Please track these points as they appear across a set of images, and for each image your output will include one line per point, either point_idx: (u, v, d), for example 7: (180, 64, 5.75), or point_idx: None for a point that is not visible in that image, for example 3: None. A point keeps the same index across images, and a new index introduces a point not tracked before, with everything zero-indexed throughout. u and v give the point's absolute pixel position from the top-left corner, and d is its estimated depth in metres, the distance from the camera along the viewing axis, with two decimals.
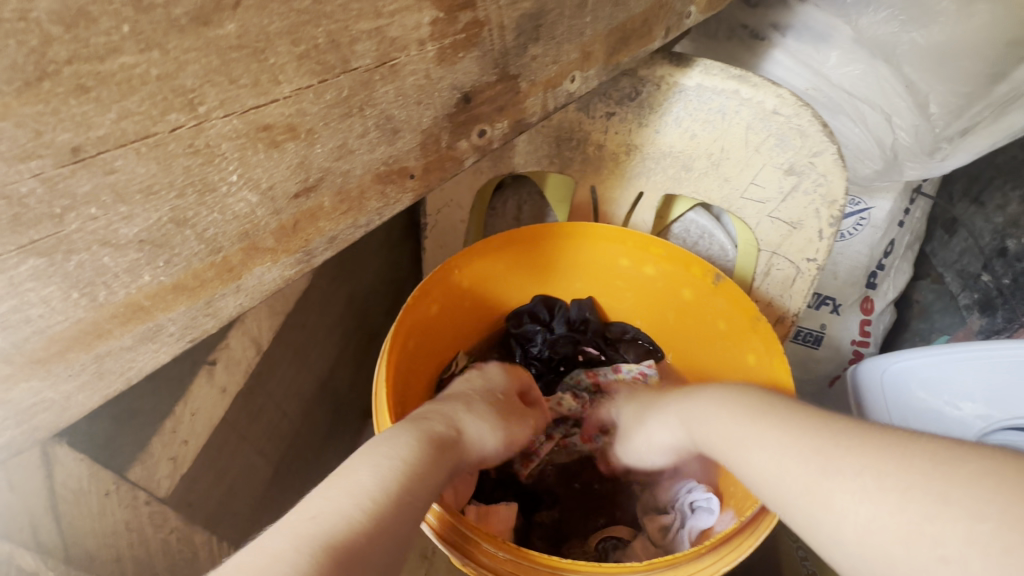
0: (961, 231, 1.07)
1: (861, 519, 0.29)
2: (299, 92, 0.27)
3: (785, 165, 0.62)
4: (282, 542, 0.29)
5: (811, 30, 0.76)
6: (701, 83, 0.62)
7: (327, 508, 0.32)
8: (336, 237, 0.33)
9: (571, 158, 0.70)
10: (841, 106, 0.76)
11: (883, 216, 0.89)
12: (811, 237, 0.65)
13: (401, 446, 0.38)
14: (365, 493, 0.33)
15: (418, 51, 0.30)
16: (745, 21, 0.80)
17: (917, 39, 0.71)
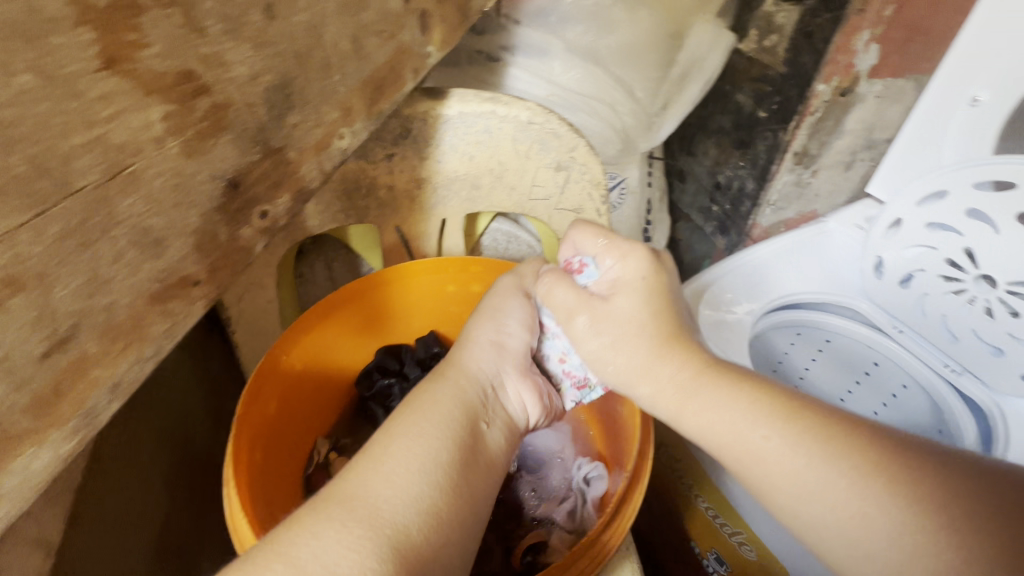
0: (692, 178, 1.39)
1: (786, 479, 0.41)
2: (11, 233, 0.28)
3: (553, 164, 0.71)
4: (338, 506, 0.41)
5: (532, 47, 0.88)
6: (461, 111, 0.66)
7: (377, 482, 0.43)
8: (118, 383, 0.36)
9: (366, 206, 0.70)
10: (575, 103, 0.91)
11: (636, 183, 1.08)
12: (594, 216, 0.75)
13: (448, 405, 0.51)
14: (409, 460, 0.45)
15: (158, 150, 0.33)
16: (479, 47, 0.89)
17: (610, 44, 0.88)
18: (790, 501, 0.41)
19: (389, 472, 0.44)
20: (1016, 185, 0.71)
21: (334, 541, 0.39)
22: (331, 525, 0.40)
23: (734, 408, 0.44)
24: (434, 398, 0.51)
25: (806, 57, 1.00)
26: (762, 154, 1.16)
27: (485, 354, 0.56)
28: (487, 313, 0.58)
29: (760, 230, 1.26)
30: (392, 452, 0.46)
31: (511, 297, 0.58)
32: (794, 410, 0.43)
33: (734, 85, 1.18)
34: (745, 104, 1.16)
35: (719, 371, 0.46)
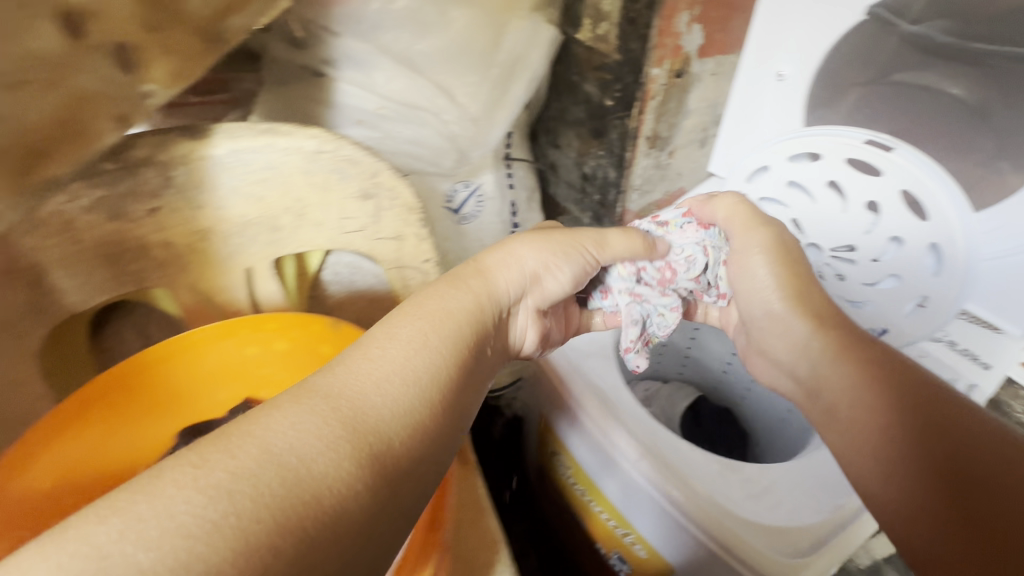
0: (562, 171, 1.37)
1: (832, 407, 0.57)
2: None
3: (358, 193, 0.65)
4: (309, 403, 0.35)
5: (353, 57, 0.83)
6: (232, 148, 0.58)
7: (365, 384, 0.38)
8: None
9: (141, 269, 0.60)
10: (407, 115, 0.88)
11: (491, 187, 1.05)
12: (417, 241, 0.69)
13: (454, 310, 0.49)
14: (406, 362, 0.41)
15: None
16: (303, 62, 0.84)
17: (425, 49, 0.83)
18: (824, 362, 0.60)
19: (386, 367, 0.39)
20: (823, 156, 0.73)
21: (312, 434, 0.33)
22: (304, 421, 0.34)
23: (797, 330, 0.62)
24: (438, 305, 0.49)
25: (635, 43, 1.00)
26: (616, 143, 1.15)
27: (510, 275, 0.56)
28: (548, 241, 0.61)
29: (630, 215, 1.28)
30: (387, 354, 0.41)
31: (574, 243, 0.62)
32: (834, 337, 0.61)
33: (579, 74, 1.16)
34: (593, 94, 1.15)
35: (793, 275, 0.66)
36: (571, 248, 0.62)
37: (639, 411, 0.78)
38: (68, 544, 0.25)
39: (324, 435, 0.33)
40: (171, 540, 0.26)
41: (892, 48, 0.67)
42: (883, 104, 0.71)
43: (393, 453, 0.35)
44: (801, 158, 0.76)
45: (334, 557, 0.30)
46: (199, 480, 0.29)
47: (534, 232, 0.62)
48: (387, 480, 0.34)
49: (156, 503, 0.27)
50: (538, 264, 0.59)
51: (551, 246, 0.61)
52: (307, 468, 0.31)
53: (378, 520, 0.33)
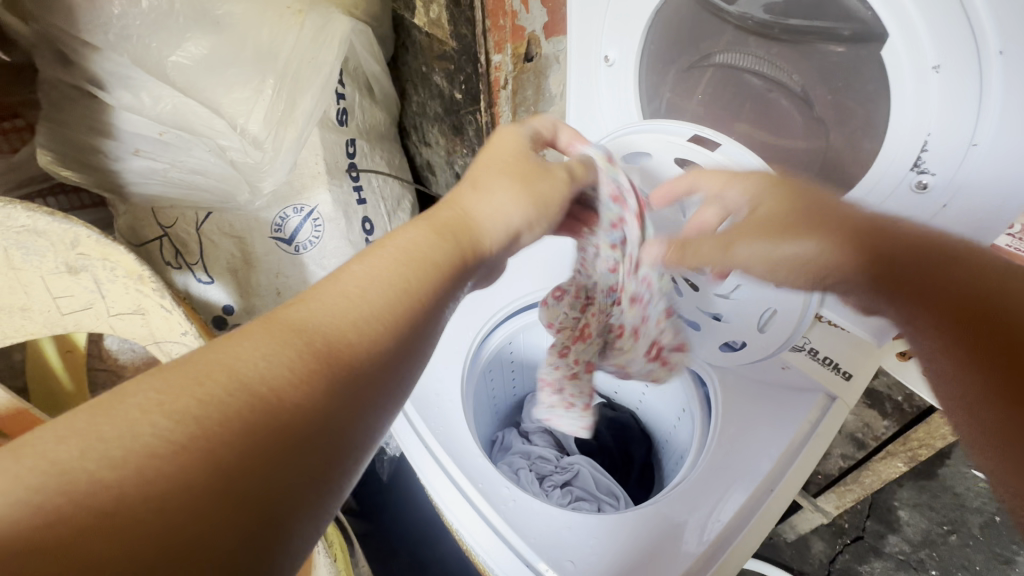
0: (437, 169, 1.23)
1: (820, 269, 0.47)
2: None
3: (63, 267, 0.51)
4: (263, 335, 0.32)
5: (115, 76, 0.68)
6: None
7: (353, 298, 0.37)
8: None
9: None
10: (189, 142, 0.73)
11: (331, 208, 0.90)
12: (164, 312, 0.55)
13: (423, 240, 0.43)
14: (364, 295, 0.37)
15: None
16: (70, 81, 0.70)
17: (181, 60, 0.67)
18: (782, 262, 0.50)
19: (349, 300, 0.36)
20: (653, 155, 0.63)
21: (266, 368, 0.31)
22: (262, 355, 0.31)
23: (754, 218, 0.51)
24: (416, 228, 0.44)
25: (464, 28, 0.86)
26: (475, 140, 1.03)
27: (493, 207, 0.49)
28: (532, 182, 0.51)
29: None
30: (347, 289, 0.37)
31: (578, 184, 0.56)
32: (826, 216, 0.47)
33: (427, 65, 1.02)
34: (443, 88, 1.01)
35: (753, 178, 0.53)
36: (553, 203, 0.53)
37: (485, 466, 0.68)
38: (27, 458, 0.24)
39: (243, 375, 0.30)
40: (136, 457, 0.25)
41: (728, 40, 0.62)
42: (717, 95, 0.67)
43: (332, 388, 0.32)
44: (635, 158, 0.66)
45: (243, 506, 0.27)
46: (161, 404, 0.27)
47: (520, 158, 0.53)
48: (305, 436, 0.30)
49: (120, 422, 0.26)
50: (525, 220, 0.50)
51: (512, 196, 0.50)
52: (265, 391, 0.30)
53: (296, 473, 0.29)
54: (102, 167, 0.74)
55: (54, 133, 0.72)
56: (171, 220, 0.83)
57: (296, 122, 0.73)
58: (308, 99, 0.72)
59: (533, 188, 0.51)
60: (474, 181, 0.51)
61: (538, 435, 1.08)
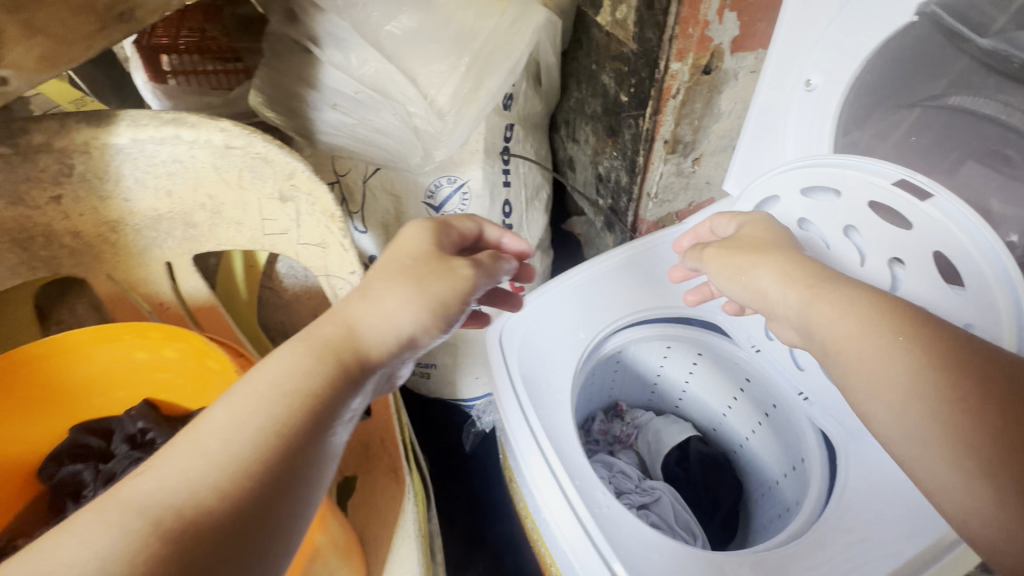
0: (579, 167, 1.25)
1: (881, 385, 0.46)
2: None
3: (276, 195, 0.59)
4: (122, 509, 0.32)
5: (333, 36, 0.77)
6: (134, 138, 0.53)
7: (231, 436, 0.37)
8: None
9: (55, 256, 0.59)
10: (379, 103, 0.78)
11: (480, 184, 0.95)
12: (341, 251, 0.62)
13: (285, 362, 0.42)
14: (224, 445, 0.36)
15: None
16: (293, 36, 0.79)
17: (394, 30, 0.76)
18: (877, 388, 0.46)
19: (222, 438, 0.37)
20: (842, 192, 0.58)
21: (111, 545, 0.30)
22: (113, 539, 0.30)
23: (856, 309, 0.49)
24: (275, 359, 0.43)
25: (651, 31, 0.85)
26: (630, 145, 1.02)
27: (398, 307, 0.48)
28: (427, 290, 0.50)
29: (647, 224, 1.16)
30: (206, 442, 0.36)
31: (439, 306, 0.51)
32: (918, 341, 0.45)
33: (598, 63, 1.03)
34: (609, 88, 1.02)
35: (843, 286, 0.52)
36: (446, 302, 0.51)
37: (579, 461, 0.69)
38: None
39: (126, 520, 0.31)
40: None
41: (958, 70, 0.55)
42: (933, 136, 0.60)
43: (208, 544, 0.32)
44: (817, 193, 0.62)
45: None
46: None
47: (416, 262, 0.52)
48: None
49: None
50: (417, 326, 0.49)
51: (374, 318, 0.48)
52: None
53: (237, 567, 0.33)
54: (302, 114, 0.82)
55: (270, 79, 0.81)
56: (345, 169, 0.91)
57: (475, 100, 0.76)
58: (492, 79, 0.74)
59: (370, 328, 0.47)
60: (409, 271, 0.53)
61: (624, 452, 1.06)
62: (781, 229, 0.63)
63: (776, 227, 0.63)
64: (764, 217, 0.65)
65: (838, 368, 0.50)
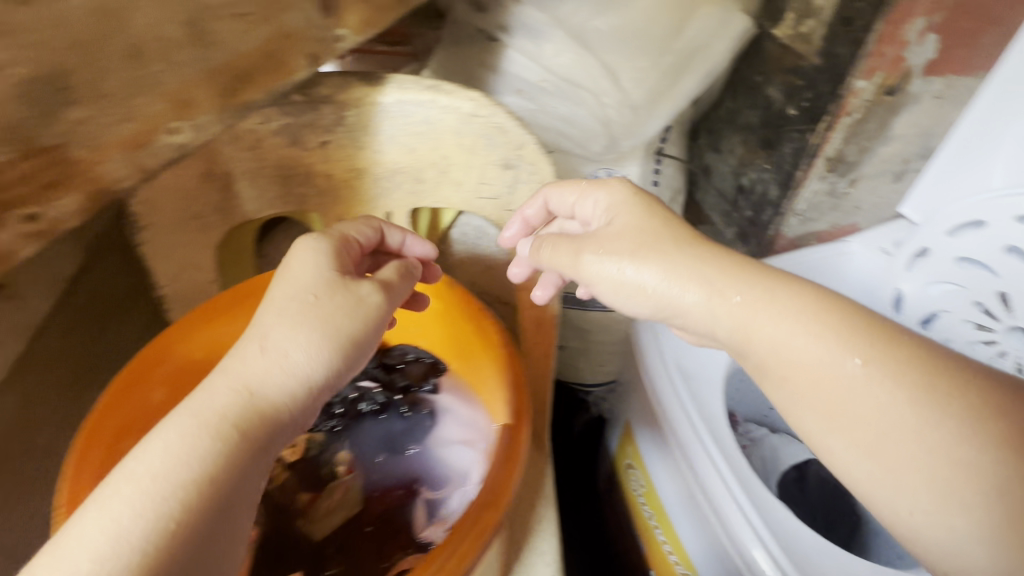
0: (715, 177, 1.25)
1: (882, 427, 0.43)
2: None
3: (501, 161, 0.65)
4: (96, 531, 0.35)
5: (528, 28, 0.81)
6: (399, 99, 0.62)
7: (165, 478, 0.37)
8: None
9: (304, 193, 0.67)
10: (566, 93, 0.83)
11: (636, 180, 0.98)
12: (544, 220, 0.68)
13: (213, 401, 0.42)
14: (164, 478, 0.37)
15: None
16: (481, 26, 0.84)
17: (601, 25, 0.78)
18: (840, 424, 0.44)
19: (148, 475, 0.37)
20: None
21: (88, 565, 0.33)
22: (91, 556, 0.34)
23: (807, 329, 0.46)
24: (184, 407, 0.41)
25: (844, 47, 0.85)
26: (787, 158, 1.02)
27: (282, 337, 0.45)
28: (321, 315, 0.47)
29: (785, 241, 1.14)
30: (136, 479, 0.37)
31: (328, 316, 0.47)
32: (936, 401, 0.42)
33: (765, 76, 1.04)
34: (775, 100, 1.02)
35: (840, 315, 0.46)
36: (341, 330, 0.47)
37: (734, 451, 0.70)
38: None
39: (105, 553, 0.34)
40: None
41: None
42: None
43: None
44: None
45: None
46: None
47: (322, 293, 0.48)
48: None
49: None
50: (309, 360, 0.45)
51: (281, 335, 0.45)
52: None
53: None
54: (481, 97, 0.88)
55: (455, 66, 0.88)
56: None
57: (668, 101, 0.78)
58: (691, 78, 0.78)
59: (295, 346, 0.45)
60: (248, 335, 0.46)
61: None
62: (643, 251, 0.51)
63: (646, 250, 0.51)
64: (623, 222, 0.55)
65: (783, 392, 0.47)
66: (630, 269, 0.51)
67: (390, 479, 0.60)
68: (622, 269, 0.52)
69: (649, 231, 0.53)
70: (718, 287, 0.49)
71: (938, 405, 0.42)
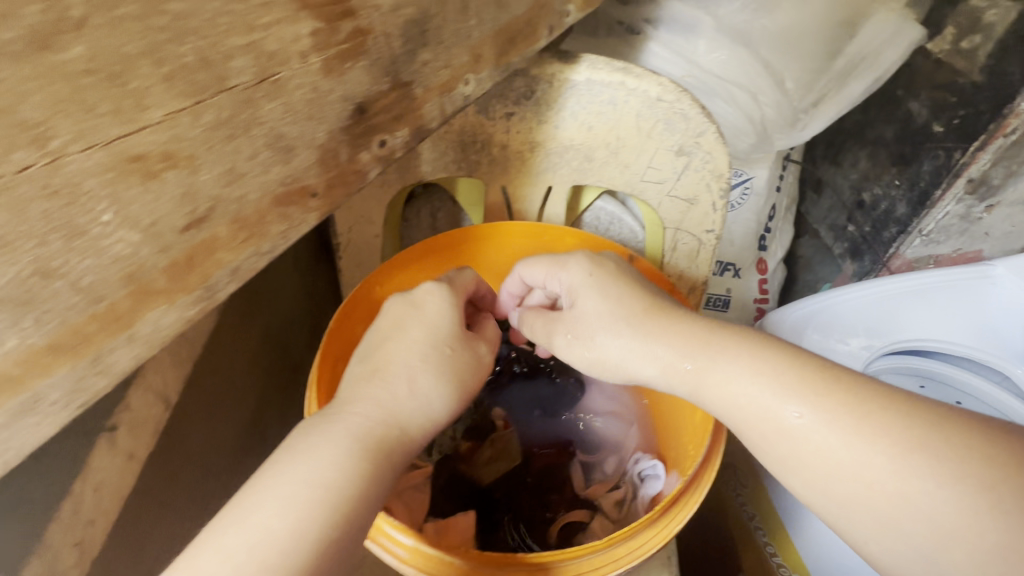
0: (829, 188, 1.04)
1: (899, 509, 0.26)
2: (172, 116, 0.21)
3: (675, 147, 0.66)
4: None
5: (679, 24, 0.75)
6: (589, 78, 0.64)
7: (259, 551, 0.26)
8: (240, 269, 0.26)
9: (478, 160, 0.70)
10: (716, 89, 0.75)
11: (763, 184, 0.89)
12: (706, 210, 0.70)
13: (342, 437, 0.31)
14: (253, 563, 0.26)
15: (302, 64, 0.25)
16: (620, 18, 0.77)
17: (766, 26, 0.74)
18: (857, 490, 0.27)
19: (241, 547, 0.26)
20: None
21: None
22: None
23: (745, 371, 0.32)
24: (297, 440, 0.31)
25: (1015, 66, 0.70)
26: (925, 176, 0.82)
27: (412, 375, 0.35)
28: (436, 357, 0.37)
29: (901, 262, 0.89)
30: (231, 551, 0.26)
31: (454, 340, 0.39)
32: (903, 445, 0.27)
33: (908, 91, 0.86)
34: (918, 114, 0.84)
35: (800, 367, 0.31)
36: (458, 366, 0.38)
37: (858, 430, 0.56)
38: None
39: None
40: None
41: None
42: None
43: None
44: None
45: None
46: None
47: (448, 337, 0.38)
48: None
49: None
50: (433, 396, 0.35)
51: (403, 370, 0.35)
52: None
53: None
54: None
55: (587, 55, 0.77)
56: None
57: (835, 99, 0.78)
58: (860, 83, 0.77)
59: (378, 382, 0.34)
60: (378, 371, 0.36)
61: None
62: (726, 339, 0.34)
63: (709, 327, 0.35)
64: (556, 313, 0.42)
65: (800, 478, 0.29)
66: (657, 368, 0.35)
67: (545, 440, 0.63)
68: (660, 368, 0.35)
69: (617, 300, 0.38)
70: (748, 344, 0.33)
71: (951, 433, 0.26)
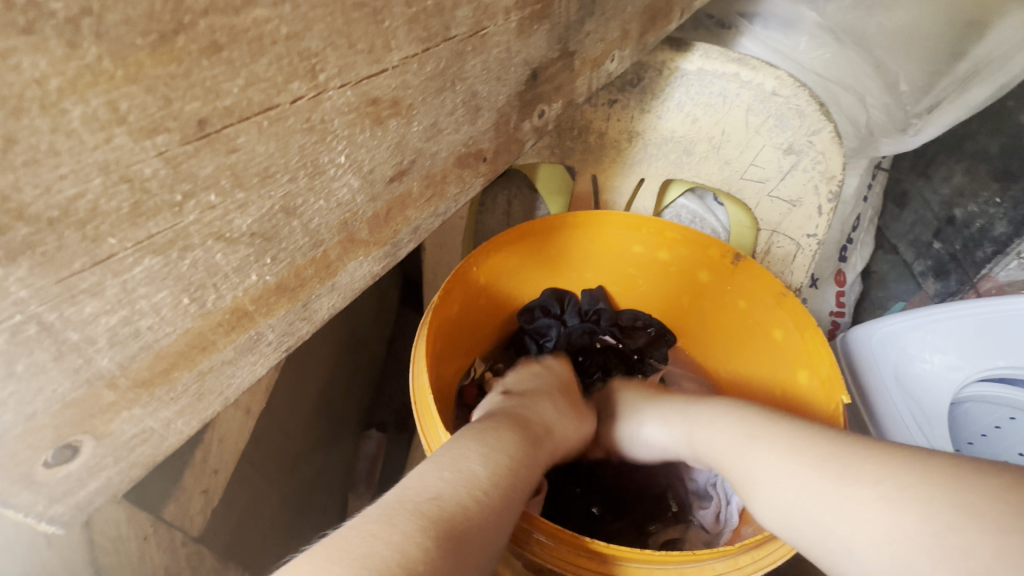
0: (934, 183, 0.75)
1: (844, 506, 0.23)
2: (406, 61, 0.20)
3: (784, 145, 0.60)
4: (362, 537, 0.24)
5: (778, 18, 0.62)
6: (701, 68, 0.58)
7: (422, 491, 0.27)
8: (420, 227, 0.26)
9: (573, 147, 0.65)
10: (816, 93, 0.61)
11: (851, 192, 0.71)
12: (810, 214, 0.62)
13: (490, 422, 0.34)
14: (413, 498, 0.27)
15: (503, 21, 0.25)
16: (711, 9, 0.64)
17: (884, 23, 0.61)
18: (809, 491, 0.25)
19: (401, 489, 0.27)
20: None
21: None
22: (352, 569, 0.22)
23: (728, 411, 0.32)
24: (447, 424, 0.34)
25: None
26: None
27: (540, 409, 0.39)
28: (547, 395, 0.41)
29: (992, 285, 0.69)
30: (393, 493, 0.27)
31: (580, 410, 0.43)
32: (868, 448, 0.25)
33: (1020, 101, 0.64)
34: None
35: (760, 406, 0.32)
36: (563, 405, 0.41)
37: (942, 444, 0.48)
38: None
39: (382, 555, 0.23)
40: None
41: None
42: None
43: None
44: None
45: None
46: None
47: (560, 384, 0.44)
48: None
49: None
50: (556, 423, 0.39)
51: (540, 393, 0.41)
52: None
53: None
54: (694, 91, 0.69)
55: None
56: None
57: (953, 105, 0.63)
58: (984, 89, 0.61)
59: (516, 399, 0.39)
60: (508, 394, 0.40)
61: None
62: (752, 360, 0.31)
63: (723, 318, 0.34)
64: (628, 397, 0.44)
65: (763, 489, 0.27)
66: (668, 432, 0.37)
67: None
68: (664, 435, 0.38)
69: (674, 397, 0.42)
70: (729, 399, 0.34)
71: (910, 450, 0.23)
